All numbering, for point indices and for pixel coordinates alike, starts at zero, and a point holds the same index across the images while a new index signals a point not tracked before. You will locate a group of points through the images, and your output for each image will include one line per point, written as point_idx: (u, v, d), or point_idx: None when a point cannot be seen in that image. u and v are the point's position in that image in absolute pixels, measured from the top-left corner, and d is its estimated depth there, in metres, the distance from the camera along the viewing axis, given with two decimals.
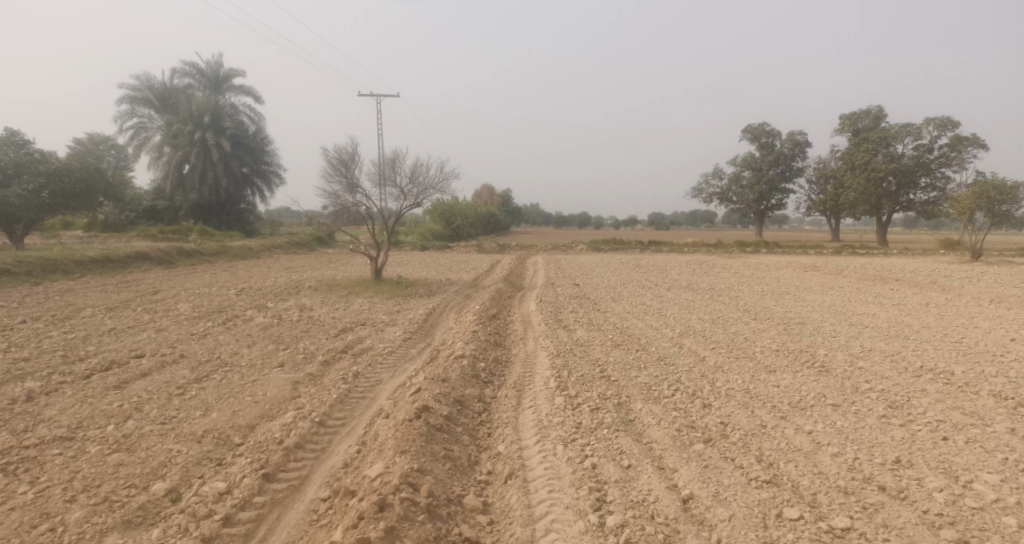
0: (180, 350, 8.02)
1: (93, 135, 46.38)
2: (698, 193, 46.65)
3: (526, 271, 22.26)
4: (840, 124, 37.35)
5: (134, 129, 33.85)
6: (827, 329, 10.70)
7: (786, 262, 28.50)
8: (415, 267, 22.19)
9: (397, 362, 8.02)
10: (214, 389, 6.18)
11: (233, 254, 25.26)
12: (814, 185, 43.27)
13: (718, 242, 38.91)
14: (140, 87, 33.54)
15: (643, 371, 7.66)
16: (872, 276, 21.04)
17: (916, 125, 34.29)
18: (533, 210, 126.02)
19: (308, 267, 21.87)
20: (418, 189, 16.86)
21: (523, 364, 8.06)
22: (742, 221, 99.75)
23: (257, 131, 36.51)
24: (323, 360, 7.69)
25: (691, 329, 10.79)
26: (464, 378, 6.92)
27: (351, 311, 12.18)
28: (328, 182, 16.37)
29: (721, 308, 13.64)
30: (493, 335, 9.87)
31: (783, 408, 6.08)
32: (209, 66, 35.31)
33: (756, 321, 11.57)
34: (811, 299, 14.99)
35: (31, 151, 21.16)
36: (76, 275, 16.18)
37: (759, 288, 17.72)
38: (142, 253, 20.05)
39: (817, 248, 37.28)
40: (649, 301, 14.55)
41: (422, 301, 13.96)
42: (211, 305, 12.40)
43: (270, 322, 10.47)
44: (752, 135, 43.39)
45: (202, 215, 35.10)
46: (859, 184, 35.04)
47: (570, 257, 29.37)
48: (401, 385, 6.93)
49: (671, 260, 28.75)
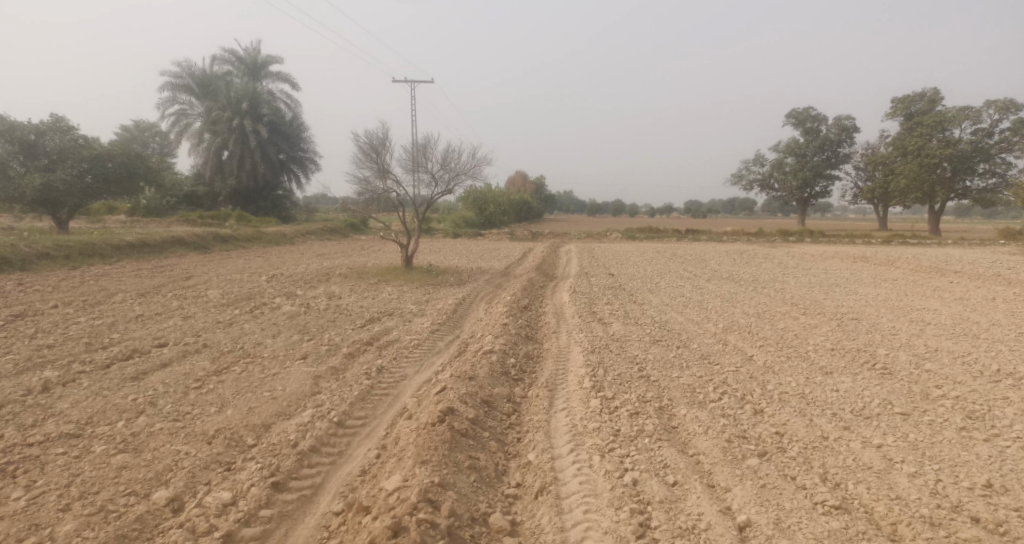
0: (204, 339, 7.80)
1: (138, 122, 47.57)
2: (737, 180, 45.22)
3: (560, 259, 21.76)
4: (892, 108, 35.47)
5: (176, 116, 34.35)
6: (885, 326, 9.91)
7: (831, 252, 27.26)
8: (446, 255, 21.88)
9: (423, 356, 7.67)
10: (233, 383, 5.91)
11: (268, 240, 25.40)
12: (861, 172, 41.40)
13: (759, 231, 37.61)
14: (181, 74, 33.98)
15: (686, 370, 7.13)
16: (927, 268, 19.82)
17: (975, 109, 32.30)
18: (567, 197, 124.84)
19: (341, 254, 21.85)
20: (449, 175, 16.46)
21: (555, 360, 7.61)
22: (783, 209, 96.97)
23: (294, 118, 36.62)
24: (346, 353, 7.38)
25: (735, 324, 10.15)
26: (493, 375, 6.51)
27: (379, 299, 11.91)
28: (359, 167, 16.11)
29: (766, 301, 12.90)
30: (524, 328, 9.43)
31: (845, 417, 5.49)
32: (248, 53, 35.58)
33: (805, 316, 10.84)
34: (863, 293, 14.08)
35: (75, 137, 21.47)
36: (113, 260, 16.33)
37: (805, 279, 16.80)
38: (179, 238, 20.25)
39: (864, 237, 35.67)
40: (688, 293, 13.90)
41: (453, 290, 13.60)
42: (240, 292, 12.27)
43: (297, 310, 10.23)
44: (796, 120, 41.72)
45: (240, 201, 35.51)
46: (911, 171, 33.31)
47: (604, 245, 28.72)
48: (427, 381, 6.57)
49: (709, 249, 27.87)
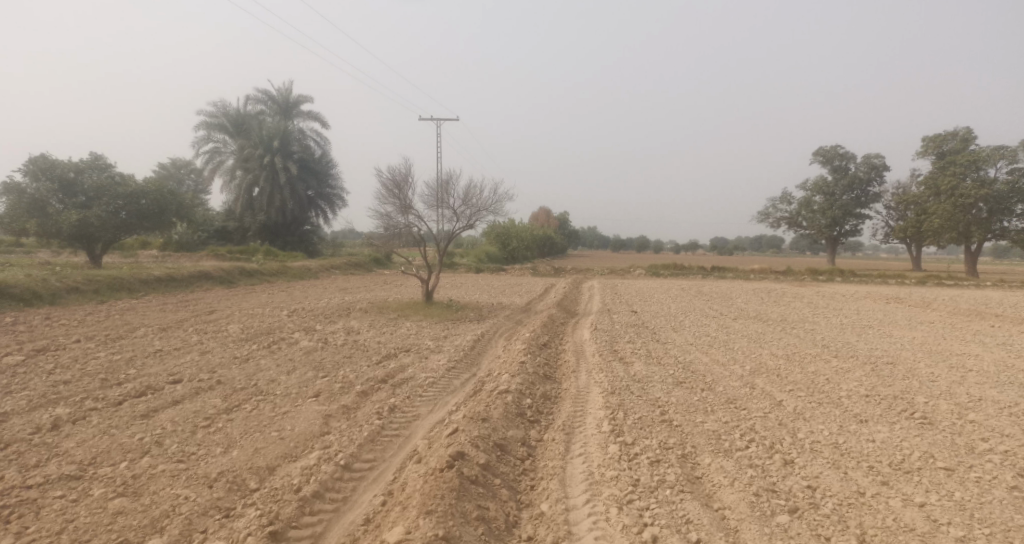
0: (219, 375, 7.73)
1: (175, 159, 49.23)
2: (764, 218, 44.71)
3: (583, 295, 21.51)
4: (923, 147, 34.88)
5: (210, 153, 35.37)
6: (923, 372, 9.43)
7: (863, 292, 26.54)
8: (468, 290, 21.81)
9: (437, 395, 7.48)
10: (242, 421, 5.78)
11: (293, 274, 25.67)
12: (892, 211, 40.60)
13: (787, 269, 36.90)
14: (216, 113, 35.18)
15: (711, 415, 6.81)
16: (965, 311, 19.06)
17: (1010, 148, 31.57)
18: (591, 233, 124.81)
19: (363, 288, 21.94)
20: (471, 211, 16.50)
21: (574, 401, 7.35)
22: (811, 247, 95.52)
23: (323, 155, 37.46)
24: (360, 391, 7.23)
25: (763, 366, 9.77)
26: (508, 417, 6.28)
27: (398, 336, 11.81)
28: (382, 203, 16.25)
29: (796, 342, 12.46)
30: (543, 366, 9.20)
31: (883, 470, 5.14)
32: (281, 93, 36.73)
33: (837, 360, 10.41)
34: (899, 336, 13.54)
35: (112, 174, 22.17)
36: (140, 294, 16.59)
37: (837, 321, 16.27)
38: (206, 272, 20.56)
39: (898, 277, 34.72)
40: (713, 333, 13.53)
41: (472, 326, 13.45)
42: (260, 326, 12.29)
43: (314, 346, 10.16)
44: (823, 158, 41.29)
45: (268, 236, 36.15)
46: (944, 210, 32.53)
47: (628, 282, 28.41)
48: (441, 422, 6.36)
49: (736, 287, 27.34)
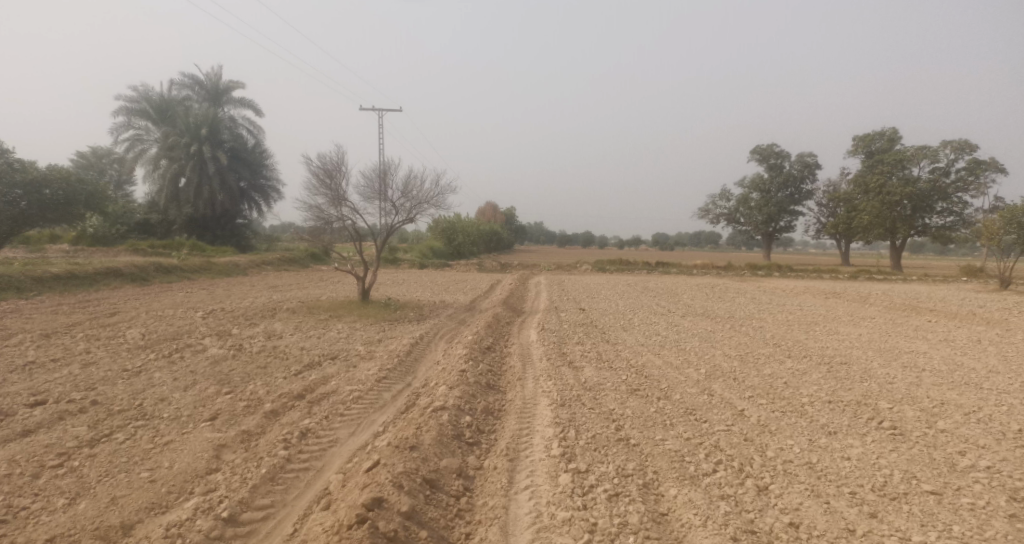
0: (95, 395, 6.44)
1: (96, 147, 45.36)
2: (704, 214, 45.31)
3: (529, 292, 20.73)
4: (853, 146, 35.93)
5: (130, 141, 32.60)
6: (879, 373, 9.04)
7: (800, 287, 26.96)
8: (408, 287, 20.67)
9: (362, 413, 6.46)
10: (105, 458, 4.62)
11: (218, 271, 23.79)
12: (824, 208, 41.82)
13: (729, 265, 37.32)
14: (137, 98, 32.42)
15: (670, 430, 6.10)
16: (902, 306, 19.28)
17: (932, 148, 32.82)
18: (536, 228, 124.97)
19: (295, 285, 20.51)
20: (411, 204, 15.42)
21: (519, 416, 6.49)
22: (747, 243, 99.10)
23: (256, 145, 35.30)
24: (268, 412, 6.13)
25: (719, 369, 9.18)
26: (443, 440, 5.37)
27: (325, 339, 10.67)
28: (311, 194, 14.96)
29: (747, 341, 12.00)
30: (486, 374, 8.29)
31: (868, 496, 4.54)
32: (209, 79, 34.33)
33: (793, 360, 9.96)
34: (845, 333, 13.33)
35: (11, 160, 19.82)
36: (32, 294, 14.67)
37: (782, 317, 16.06)
38: (115, 269, 18.57)
39: (831, 272, 35.67)
40: (663, 331, 12.92)
41: (411, 328, 12.41)
42: (166, 331, 10.86)
43: (225, 354, 8.89)
44: (760, 156, 42.02)
45: (196, 230, 33.71)
46: (873, 208, 33.52)
47: (574, 278, 27.87)
48: (363, 448, 5.38)
49: (680, 283, 27.20)
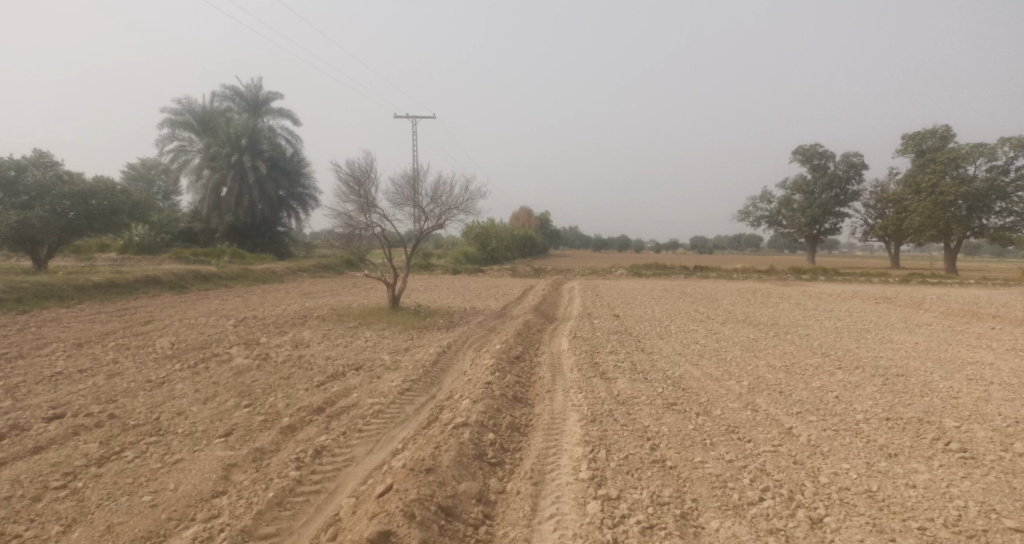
0: (113, 408, 6.32)
1: (145, 159, 46.78)
2: (743, 216, 44.05)
3: (563, 298, 20.29)
4: (903, 144, 34.30)
5: (175, 153, 33.42)
6: (941, 387, 8.31)
7: (848, 292, 25.76)
8: (441, 293, 20.46)
9: (382, 428, 6.15)
10: (109, 479, 4.45)
11: (255, 278, 24.04)
12: (871, 209, 40.11)
13: (771, 268, 36.06)
14: (181, 111, 33.26)
15: (710, 451, 5.61)
16: (960, 312, 18.09)
17: (989, 145, 31.04)
18: (572, 232, 124.27)
19: (328, 293, 20.53)
20: (440, 209, 15.19)
21: (546, 433, 6.10)
22: (789, 246, 96.59)
23: (294, 154, 35.83)
24: (284, 427, 5.88)
25: (763, 382, 8.57)
26: (463, 462, 5.02)
27: (352, 348, 10.48)
28: (341, 200, 14.87)
29: (792, 351, 11.31)
30: (513, 385, 7.92)
31: (940, 533, 4.02)
32: (249, 90, 35.04)
33: (844, 372, 9.29)
34: (900, 342, 12.49)
35: (59, 173, 20.40)
36: (73, 303, 14.97)
37: (831, 324, 15.22)
38: (154, 277, 18.89)
39: (881, 275, 34.08)
40: (702, 340, 12.31)
41: (439, 335, 12.13)
42: (195, 340, 10.83)
43: (249, 365, 8.75)
44: (803, 156, 40.58)
45: (237, 238, 34.32)
46: (925, 208, 31.88)
47: (610, 283, 27.26)
48: (379, 468, 5.08)
49: (720, 288, 26.35)
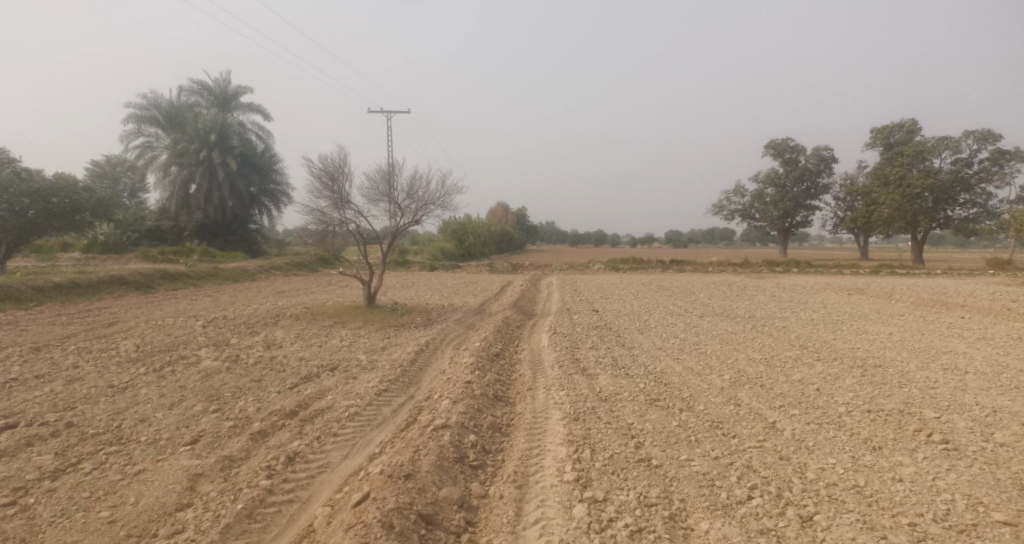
0: (72, 416, 5.98)
1: (110, 156, 45.38)
2: (717, 210, 44.49)
3: (541, 294, 20.15)
4: (871, 138, 34.91)
5: (141, 148, 32.42)
6: (919, 378, 8.35)
7: (821, 283, 26.15)
8: (417, 291, 20.18)
9: (359, 432, 5.92)
10: (64, 494, 4.17)
11: (226, 277, 23.45)
12: (841, 202, 40.81)
13: (745, 261, 36.46)
14: (147, 105, 32.28)
15: (696, 448, 5.51)
16: (930, 302, 18.43)
17: (954, 138, 31.74)
18: (548, 228, 124.50)
19: (302, 291, 20.10)
20: (416, 205, 14.92)
21: (528, 433, 5.94)
22: (762, 240, 98.21)
23: (265, 149, 35.07)
24: (255, 433, 5.62)
25: (744, 376, 8.53)
26: (443, 466, 4.83)
27: (327, 348, 10.20)
28: (314, 196, 14.51)
29: (771, 343, 11.33)
30: (494, 384, 7.74)
31: (931, 529, 3.99)
32: (218, 84, 34.17)
33: (823, 364, 9.31)
34: (874, 332, 12.63)
35: (17, 170, 19.58)
36: (32, 305, 14.36)
37: (806, 316, 15.35)
38: (120, 277, 18.26)
39: (852, 267, 34.69)
40: (681, 334, 12.27)
41: (417, 333, 11.89)
42: (162, 342, 10.43)
43: (219, 367, 8.42)
44: (774, 150, 41.10)
45: (207, 236, 33.47)
46: (893, 201, 32.49)
47: (587, 278, 27.24)
48: (355, 474, 4.87)
49: (695, 281, 26.51)
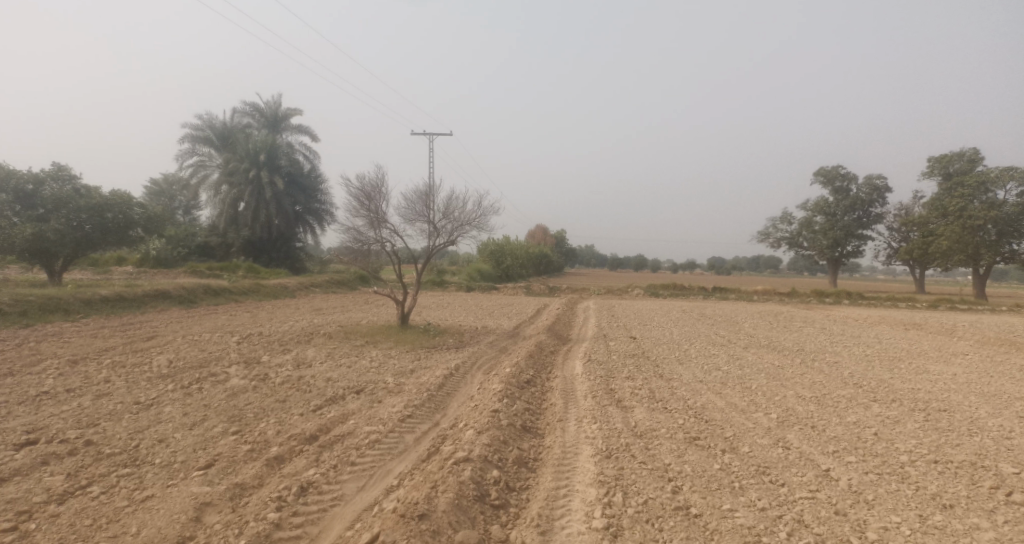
0: (92, 433, 5.90)
1: (167, 174, 47.22)
2: (763, 237, 43.21)
3: (578, 318, 19.67)
4: (929, 167, 33.37)
5: (194, 167, 33.57)
6: (991, 426, 7.60)
7: (874, 317, 24.84)
8: (453, 312, 19.99)
9: (378, 460, 5.64)
10: (66, 521, 4.05)
11: (266, 293, 23.82)
12: (895, 232, 39.08)
13: (792, 290, 35.12)
14: (202, 126, 33.51)
15: (740, 497, 5.02)
16: (997, 341, 17.17)
17: (1020, 168, 30.03)
18: (588, 251, 123.76)
19: (339, 309, 20.14)
20: (452, 226, 14.80)
21: (556, 470, 5.54)
22: (810, 269, 95.21)
23: (311, 170, 35.89)
24: (270, 459, 5.40)
25: (794, 415, 7.92)
26: (462, 505, 4.50)
27: (356, 369, 10.02)
28: (351, 215, 14.53)
29: (821, 380, 10.61)
30: (523, 413, 7.37)
31: None
32: (269, 106, 35.26)
33: (881, 406, 8.60)
34: (937, 372, 11.73)
35: (77, 186, 20.38)
36: (79, 317, 14.73)
37: (861, 351, 14.45)
38: (164, 291, 18.66)
39: (908, 300, 32.98)
40: (724, 366, 11.64)
41: (448, 356, 11.63)
42: (195, 358, 10.45)
43: (245, 386, 8.30)
44: (824, 178, 39.77)
45: (253, 253, 34.23)
46: (952, 232, 30.84)
47: (626, 304, 26.59)
48: (369, 509, 4.57)
49: (740, 311, 25.55)
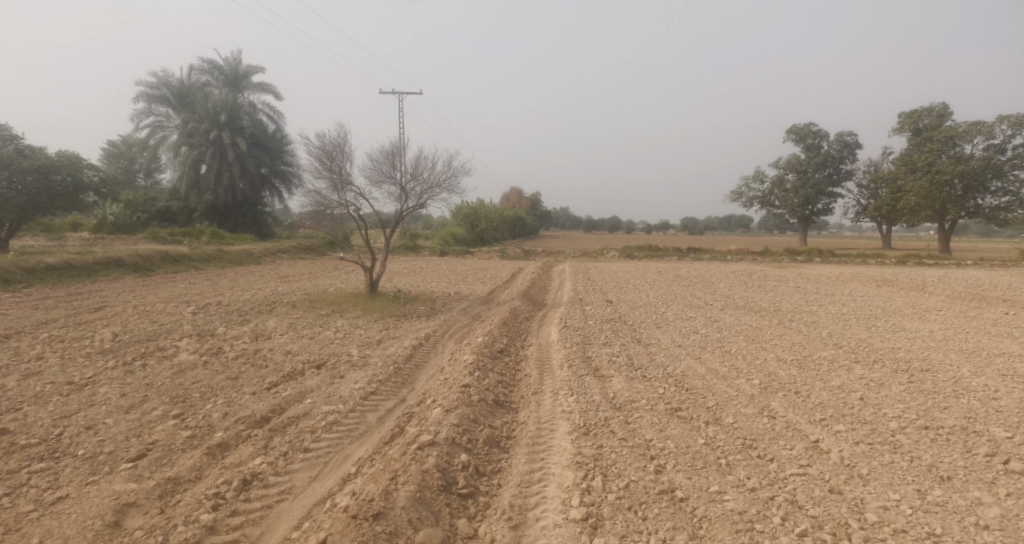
0: (9, 421, 5.25)
1: (126, 136, 44.78)
2: (736, 197, 43.09)
3: (552, 282, 19.20)
4: (899, 123, 33.29)
5: (151, 128, 31.73)
6: (975, 386, 7.38)
7: (845, 274, 24.94)
8: (425, 277, 19.36)
9: (335, 445, 5.10)
10: None
11: (229, 260, 22.76)
12: (865, 190, 39.25)
13: (765, 249, 35.16)
14: (157, 85, 31.53)
15: (727, 475, 4.64)
16: (967, 296, 17.24)
17: (987, 123, 30.04)
18: (563, 213, 123.25)
19: (305, 277, 19.32)
20: (421, 188, 14.07)
21: (530, 451, 5.10)
22: (780, 228, 96.61)
23: (276, 131, 34.30)
24: (212, 448, 4.82)
25: (776, 381, 7.59)
26: (423, 500, 4.03)
27: (318, 340, 9.39)
28: (314, 176, 13.65)
29: (800, 341, 10.35)
30: (496, 387, 6.88)
31: None
32: (228, 63, 33.34)
33: (863, 367, 8.34)
34: (914, 330, 11.58)
35: (19, 147, 18.88)
36: (22, 287, 13.74)
37: (836, 310, 14.30)
38: (117, 259, 17.61)
39: (877, 257, 33.30)
40: (701, 329, 11.31)
41: (418, 325, 11.07)
42: (143, 331, 9.70)
43: (194, 362, 7.64)
44: (797, 136, 39.52)
45: (218, 217, 32.83)
46: (920, 188, 30.96)
47: (601, 266, 26.24)
48: (321, 504, 4.07)
49: (713, 270, 25.44)
